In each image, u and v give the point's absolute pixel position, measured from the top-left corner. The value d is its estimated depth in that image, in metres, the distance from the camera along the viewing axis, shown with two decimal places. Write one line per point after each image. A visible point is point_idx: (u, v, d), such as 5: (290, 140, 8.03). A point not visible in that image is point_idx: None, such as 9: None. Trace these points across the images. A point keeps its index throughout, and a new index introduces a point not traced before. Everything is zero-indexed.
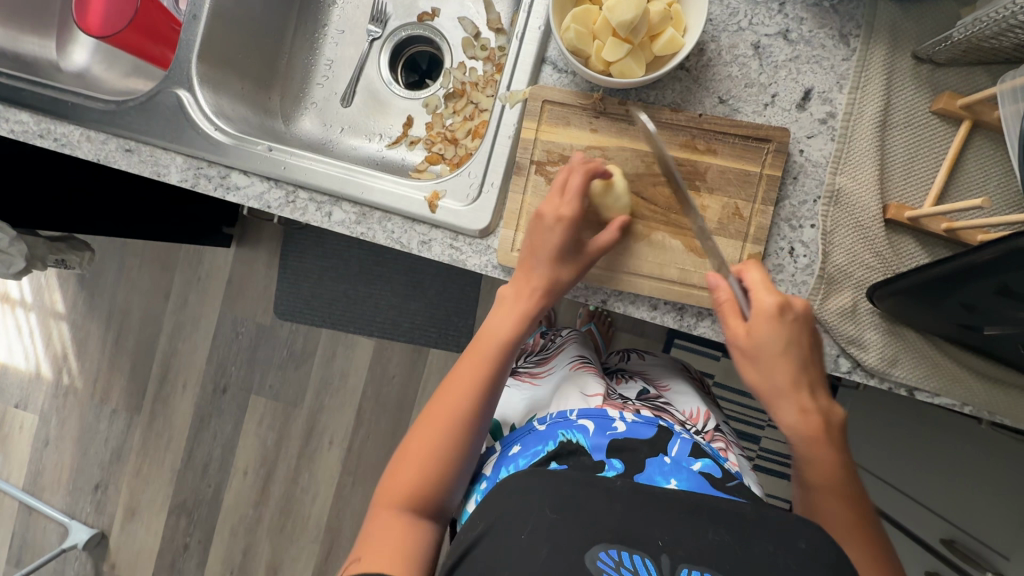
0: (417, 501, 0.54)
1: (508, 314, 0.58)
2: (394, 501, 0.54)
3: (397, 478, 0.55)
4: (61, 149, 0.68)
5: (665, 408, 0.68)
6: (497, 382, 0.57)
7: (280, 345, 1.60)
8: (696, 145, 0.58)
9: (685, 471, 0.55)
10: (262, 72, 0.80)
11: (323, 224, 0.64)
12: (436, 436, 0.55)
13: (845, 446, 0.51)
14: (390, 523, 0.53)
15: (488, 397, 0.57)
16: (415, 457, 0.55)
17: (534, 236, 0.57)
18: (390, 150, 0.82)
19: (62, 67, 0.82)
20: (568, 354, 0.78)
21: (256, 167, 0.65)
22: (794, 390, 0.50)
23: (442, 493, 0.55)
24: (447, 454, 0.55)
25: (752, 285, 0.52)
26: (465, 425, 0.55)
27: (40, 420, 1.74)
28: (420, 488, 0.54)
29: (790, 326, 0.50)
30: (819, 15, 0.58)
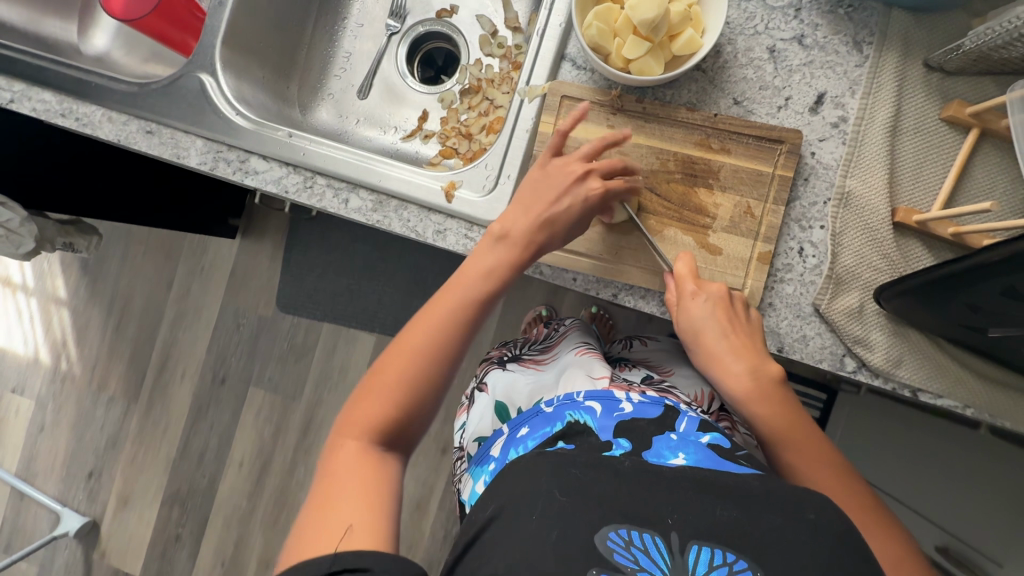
0: (384, 433, 0.52)
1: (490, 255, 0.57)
2: (358, 434, 0.52)
3: (361, 411, 0.53)
4: (82, 129, 0.68)
5: (670, 391, 0.69)
6: (472, 321, 0.56)
7: (281, 337, 1.60)
8: (710, 144, 0.59)
9: (693, 445, 0.55)
10: (281, 61, 0.81)
11: (340, 210, 0.65)
12: (407, 368, 0.54)
13: (785, 400, 0.57)
14: (354, 452, 0.51)
15: (461, 333, 0.56)
16: (385, 387, 0.53)
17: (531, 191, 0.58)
18: (405, 143, 0.83)
19: (83, 50, 0.83)
20: (572, 340, 0.80)
21: (276, 152, 0.65)
22: (722, 356, 0.57)
23: (411, 427, 0.54)
24: (419, 382, 0.53)
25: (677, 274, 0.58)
26: (438, 357, 0.54)
27: (36, 406, 1.73)
28: (387, 419, 0.52)
29: (704, 304, 0.56)
30: (834, 22, 0.60)
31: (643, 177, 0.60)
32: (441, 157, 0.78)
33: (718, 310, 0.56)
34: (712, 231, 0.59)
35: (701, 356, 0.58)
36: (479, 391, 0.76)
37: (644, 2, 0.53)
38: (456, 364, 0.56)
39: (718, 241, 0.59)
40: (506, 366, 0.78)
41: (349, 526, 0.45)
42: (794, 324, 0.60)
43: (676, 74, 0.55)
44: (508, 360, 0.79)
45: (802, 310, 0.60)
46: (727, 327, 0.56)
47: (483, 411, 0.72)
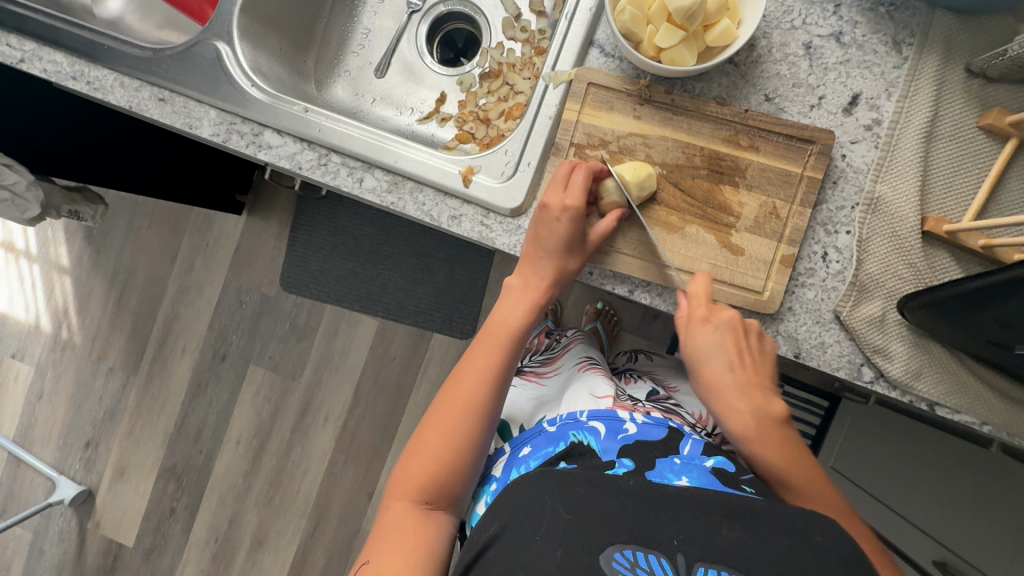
0: (430, 492, 0.54)
1: (519, 303, 0.60)
2: (406, 493, 0.55)
3: (411, 470, 0.55)
4: (93, 93, 0.66)
5: (675, 410, 0.70)
6: (505, 370, 0.58)
7: (283, 318, 1.59)
8: (739, 140, 0.57)
9: (697, 468, 0.55)
10: (299, 33, 0.79)
11: (354, 190, 0.63)
12: (449, 424, 0.56)
13: (786, 438, 0.55)
14: (402, 514, 0.53)
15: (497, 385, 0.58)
16: (427, 452, 0.55)
17: (538, 228, 0.58)
18: (421, 125, 0.82)
19: (95, 12, 0.81)
20: (575, 354, 0.82)
21: (290, 127, 0.63)
22: (726, 390, 0.56)
23: (457, 484, 0.55)
24: (460, 443, 0.55)
25: (694, 294, 0.56)
26: (477, 413, 0.56)
27: (35, 373, 1.74)
28: (434, 476, 0.54)
29: (717, 333, 0.56)
30: (874, 20, 0.57)
31: (668, 172, 0.58)
32: (458, 141, 0.78)
33: (724, 342, 0.56)
34: (735, 230, 0.58)
35: (705, 390, 0.58)
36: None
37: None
38: (495, 416, 0.58)
39: (740, 241, 0.58)
40: None
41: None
42: (812, 330, 0.58)
43: (709, 65, 0.54)
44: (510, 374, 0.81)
45: (822, 316, 0.58)
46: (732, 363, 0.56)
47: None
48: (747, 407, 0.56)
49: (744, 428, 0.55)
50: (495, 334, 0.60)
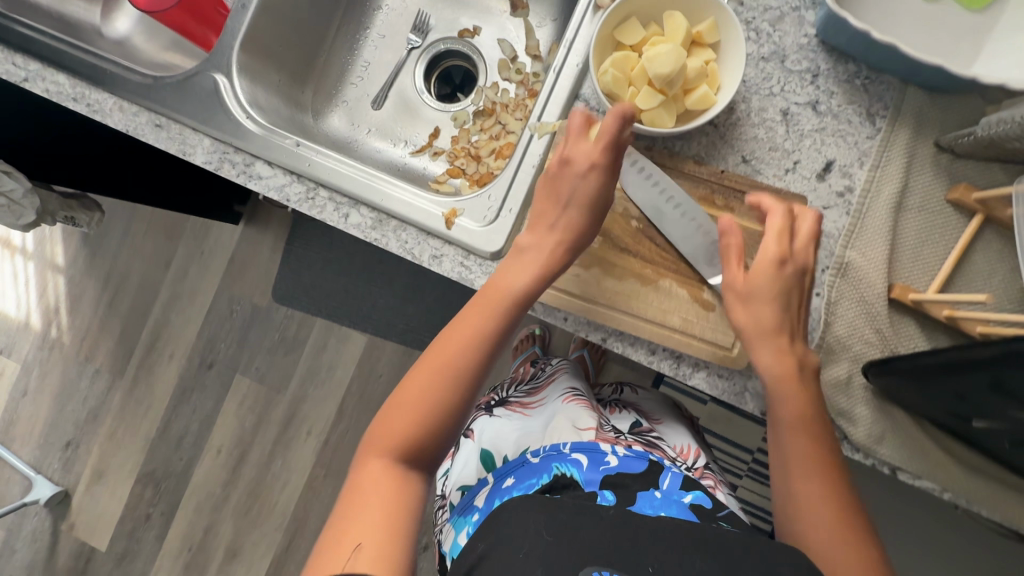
0: (409, 452, 0.52)
1: (526, 263, 0.56)
2: (385, 450, 0.51)
3: (392, 424, 0.53)
4: (91, 115, 0.68)
5: (657, 444, 0.74)
6: (504, 327, 0.55)
7: (273, 328, 1.61)
8: (714, 200, 0.60)
9: (676, 504, 0.58)
10: (300, 65, 0.80)
11: (339, 225, 0.65)
12: (434, 384, 0.53)
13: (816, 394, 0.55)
14: (380, 472, 0.50)
15: (493, 344, 0.55)
16: (410, 406, 0.53)
17: (556, 182, 0.57)
18: (413, 158, 0.84)
19: (103, 33, 0.84)
20: (560, 385, 0.83)
21: (281, 159, 0.65)
22: (775, 331, 0.54)
23: (438, 444, 0.53)
24: (446, 398, 0.53)
25: (773, 227, 0.55)
26: (464, 371, 0.53)
27: (21, 369, 1.76)
28: (413, 435, 0.52)
29: (786, 277, 0.54)
30: (850, 92, 0.59)
31: (644, 225, 0.60)
32: (448, 176, 0.80)
33: (790, 291, 0.55)
34: (707, 285, 0.59)
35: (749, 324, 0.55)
36: (466, 437, 0.79)
37: (663, 55, 0.53)
38: (482, 374, 0.55)
39: (711, 296, 0.59)
40: (493, 411, 0.82)
41: (357, 545, 0.46)
42: None
43: (688, 127, 0.55)
44: (495, 404, 0.82)
45: None
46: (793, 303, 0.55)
47: (468, 458, 0.75)
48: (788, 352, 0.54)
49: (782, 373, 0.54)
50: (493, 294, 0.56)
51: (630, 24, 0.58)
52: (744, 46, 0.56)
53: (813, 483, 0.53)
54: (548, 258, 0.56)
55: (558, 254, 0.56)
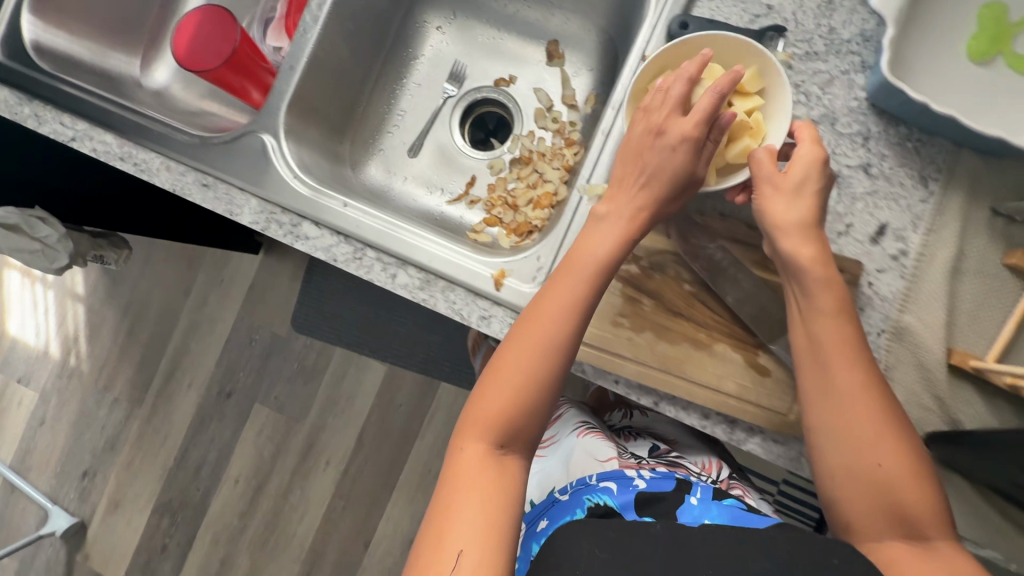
0: (506, 434, 0.51)
1: (612, 226, 0.55)
2: (480, 435, 0.51)
3: (485, 408, 0.52)
4: (139, 175, 0.68)
5: (679, 462, 0.76)
6: (590, 300, 0.53)
7: (292, 357, 1.61)
8: (769, 264, 0.58)
9: (714, 508, 0.60)
10: (339, 118, 0.81)
11: (387, 285, 0.65)
12: (523, 362, 0.52)
13: (869, 374, 0.51)
14: (478, 456, 0.50)
15: (579, 320, 0.53)
16: (503, 390, 0.52)
17: (642, 148, 0.54)
18: (450, 206, 0.84)
19: (142, 84, 0.84)
20: (569, 420, 0.83)
21: (329, 220, 0.65)
22: (820, 257, 0.51)
23: (529, 423, 0.52)
24: (538, 377, 0.52)
25: (803, 154, 0.52)
26: (555, 351, 0.52)
27: (40, 398, 1.76)
28: (511, 422, 0.51)
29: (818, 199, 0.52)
30: (902, 154, 0.59)
31: (697, 288, 0.59)
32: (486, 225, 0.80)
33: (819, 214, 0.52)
34: (761, 350, 0.58)
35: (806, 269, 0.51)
36: None
37: None
38: (574, 349, 0.53)
39: (767, 361, 0.58)
40: None
41: (461, 552, 0.45)
42: None
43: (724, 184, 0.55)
44: None
45: None
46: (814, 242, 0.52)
47: None
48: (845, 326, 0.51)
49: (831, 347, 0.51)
50: (574, 269, 0.54)
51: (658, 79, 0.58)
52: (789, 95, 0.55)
53: (866, 426, 0.50)
54: (625, 228, 0.54)
55: (640, 222, 0.54)
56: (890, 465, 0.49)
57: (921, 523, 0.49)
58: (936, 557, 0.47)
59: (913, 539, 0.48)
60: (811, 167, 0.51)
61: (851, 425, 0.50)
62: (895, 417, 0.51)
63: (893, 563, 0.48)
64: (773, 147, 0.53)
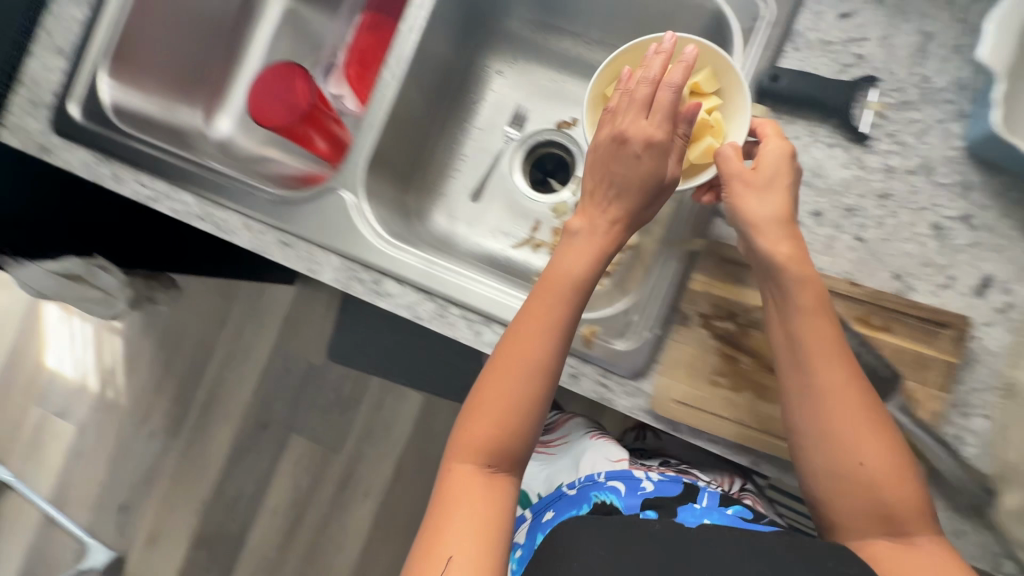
0: (494, 455, 0.53)
1: (586, 247, 0.54)
2: (469, 456, 0.53)
3: (473, 432, 0.53)
4: (219, 234, 0.68)
5: (688, 471, 0.75)
6: (568, 318, 0.53)
7: (328, 388, 1.61)
8: (871, 320, 0.57)
9: (717, 513, 0.62)
10: (407, 167, 0.79)
11: (472, 343, 0.64)
12: (510, 375, 0.53)
13: (846, 381, 0.51)
14: (468, 477, 0.52)
15: (557, 338, 0.53)
16: (489, 414, 0.53)
17: (609, 159, 0.55)
18: (515, 251, 0.82)
19: (207, 134, 0.85)
20: (581, 425, 0.85)
21: (413, 278, 0.64)
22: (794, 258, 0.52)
23: (515, 442, 0.53)
24: (522, 397, 0.52)
25: (768, 150, 0.54)
26: (533, 369, 0.53)
27: (77, 432, 1.76)
28: (498, 436, 0.52)
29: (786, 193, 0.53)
30: (1004, 205, 0.58)
31: None
32: None
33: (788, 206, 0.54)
34: None
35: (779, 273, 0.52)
36: None
37: None
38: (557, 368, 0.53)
39: None
40: None
41: (449, 557, 0.48)
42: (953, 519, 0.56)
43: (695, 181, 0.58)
44: None
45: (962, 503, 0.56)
46: (785, 234, 0.53)
47: None
48: (821, 330, 0.51)
49: (812, 352, 0.51)
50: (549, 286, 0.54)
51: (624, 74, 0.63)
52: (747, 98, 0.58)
53: (848, 432, 0.50)
54: (603, 242, 0.54)
55: (614, 236, 0.55)
56: (874, 469, 0.50)
57: (904, 524, 0.49)
58: (915, 553, 0.48)
59: (897, 537, 0.49)
60: (778, 164, 0.54)
61: (833, 427, 0.51)
62: (876, 418, 0.51)
63: (876, 561, 0.49)
64: (738, 145, 0.55)
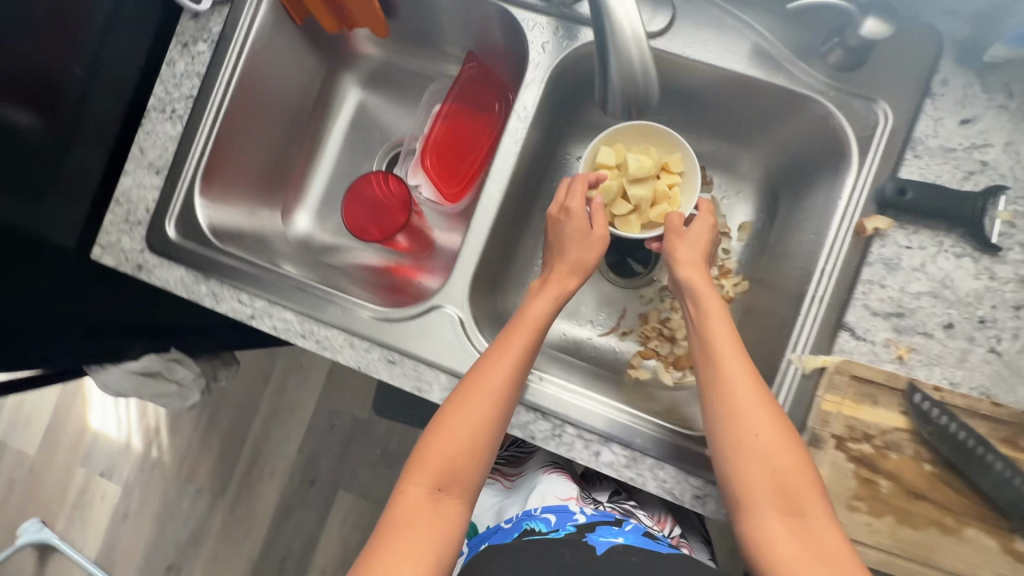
0: (444, 474, 0.53)
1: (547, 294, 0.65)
2: (422, 478, 0.53)
3: (428, 452, 0.54)
4: (323, 352, 0.67)
5: (632, 511, 0.74)
6: (525, 344, 0.60)
7: (375, 441, 1.50)
8: (1016, 442, 0.55)
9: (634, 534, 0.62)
10: (501, 264, 0.76)
11: (590, 462, 0.62)
12: (469, 398, 0.56)
13: (754, 378, 0.54)
14: (419, 499, 0.52)
15: (514, 357, 0.58)
16: (445, 433, 0.54)
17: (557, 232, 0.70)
18: (602, 338, 0.83)
19: (288, 233, 0.85)
20: (542, 456, 0.85)
21: (527, 397, 0.63)
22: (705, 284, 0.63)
23: (461, 459, 0.54)
24: (481, 413, 0.55)
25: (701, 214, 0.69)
26: (486, 384, 0.56)
27: (122, 492, 1.60)
28: (455, 458, 0.53)
29: (700, 245, 0.67)
30: None
31: (939, 469, 0.56)
32: (641, 357, 0.81)
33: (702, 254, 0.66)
34: (1018, 535, 0.54)
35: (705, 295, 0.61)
36: None
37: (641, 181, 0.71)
38: (512, 388, 0.57)
39: None
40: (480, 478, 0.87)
41: None
42: None
43: (651, 234, 0.72)
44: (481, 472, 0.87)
45: None
46: (702, 279, 0.64)
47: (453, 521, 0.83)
48: (725, 336, 0.57)
49: (718, 353, 0.56)
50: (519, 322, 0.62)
51: (618, 146, 0.74)
52: (700, 181, 0.74)
53: (763, 420, 0.51)
54: (560, 288, 0.66)
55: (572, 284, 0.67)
56: (783, 458, 0.50)
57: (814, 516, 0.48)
58: (820, 538, 0.47)
59: (801, 525, 0.48)
60: (703, 231, 0.67)
61: (740, 416, 0.52)
62: (777, 411, 0.52)
63: (776, 552, 0.47)
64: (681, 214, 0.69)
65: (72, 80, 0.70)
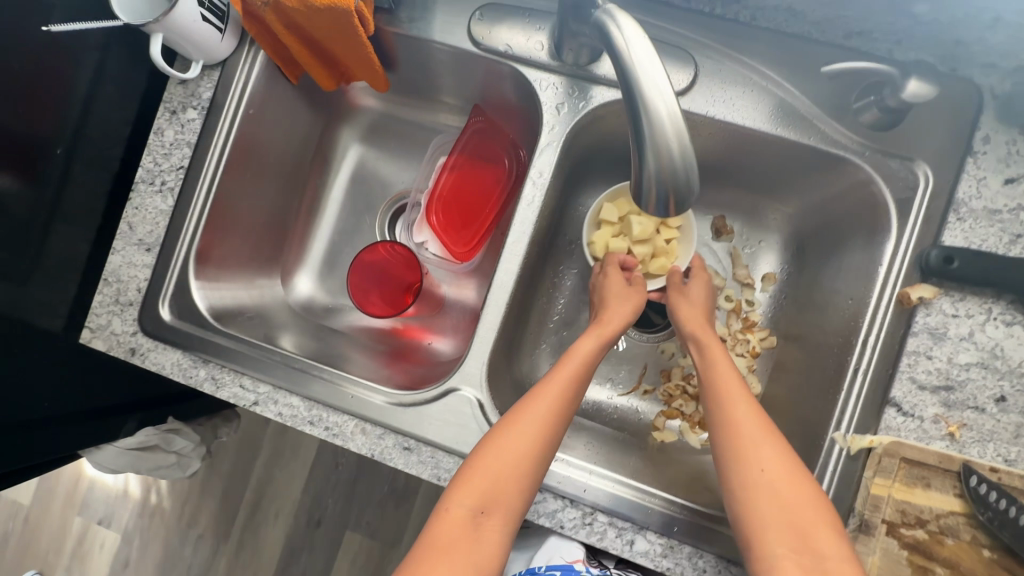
0: (486, 501, 0.51)
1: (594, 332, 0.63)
2: (462, 499, 0.52)
3: (470, 475, 0.52)
4: (333, 440, 0.62)
5: None
6: (576, 387, 0.58)
7: (380, 480, 1.42)
8: None
9: None
10: (516, 329, 0.72)
11: (623, 552, 0.58)
12: (513, 430, 0.54)
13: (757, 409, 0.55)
14: (456, 521, 0.51)
15: (564, 396, 0.57)
16: (489, 459, 0.53)
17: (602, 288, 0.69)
18: (623, 398, 0.79)
19: (289, 299, 0.80)
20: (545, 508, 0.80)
21: (554, 483, 0.60)
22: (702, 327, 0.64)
23: (503, 490, 0.52)
24: (529, 449, 0.53)
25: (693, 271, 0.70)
26: (539, 421, 0.55)
27: (122, 541, 1.49)
28: (497, 487, 0.52)
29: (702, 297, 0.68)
30: None
31: (999, 555, 0.52)
32: (666, 417, 0.76)
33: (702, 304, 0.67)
34: None
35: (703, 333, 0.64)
36: None
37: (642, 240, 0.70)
38: (558, 426, 0.56)
39: None
40: None
41: None
42: None
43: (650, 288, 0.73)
44: None
45: None
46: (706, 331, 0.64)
47: None
48: (729, 370, 0.59)
49: (723, 384, 0.57)
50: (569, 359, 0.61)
51: (620, 198, 0.72)
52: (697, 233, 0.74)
53: (767, 445, 0.51)
54: (605, 329, 0.63)
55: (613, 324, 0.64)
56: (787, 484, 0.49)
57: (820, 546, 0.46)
58: None
59: (816, 566, 0.45)
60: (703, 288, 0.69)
61: (745, 441, 0.52)
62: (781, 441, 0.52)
63: None
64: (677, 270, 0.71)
65: (53, 157, 0.65)
